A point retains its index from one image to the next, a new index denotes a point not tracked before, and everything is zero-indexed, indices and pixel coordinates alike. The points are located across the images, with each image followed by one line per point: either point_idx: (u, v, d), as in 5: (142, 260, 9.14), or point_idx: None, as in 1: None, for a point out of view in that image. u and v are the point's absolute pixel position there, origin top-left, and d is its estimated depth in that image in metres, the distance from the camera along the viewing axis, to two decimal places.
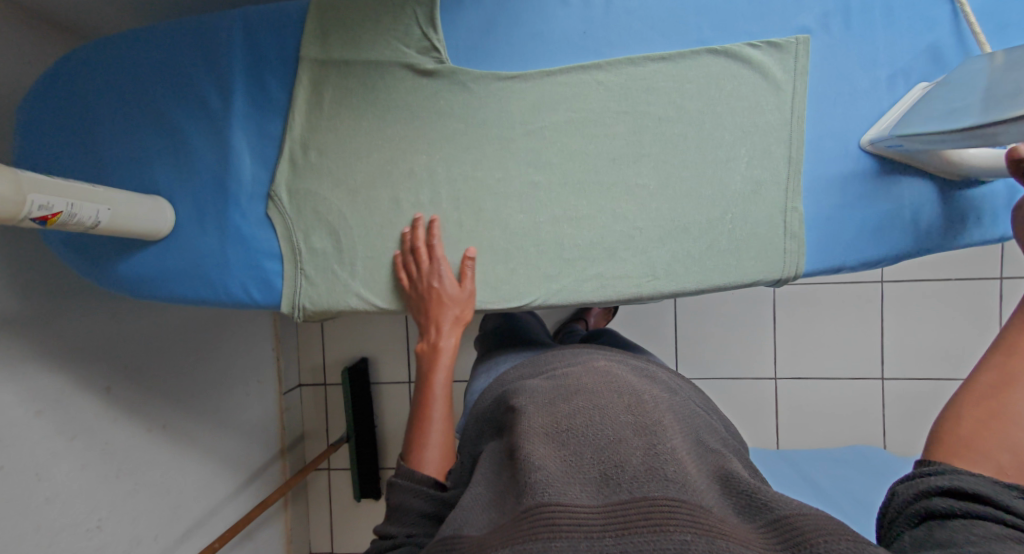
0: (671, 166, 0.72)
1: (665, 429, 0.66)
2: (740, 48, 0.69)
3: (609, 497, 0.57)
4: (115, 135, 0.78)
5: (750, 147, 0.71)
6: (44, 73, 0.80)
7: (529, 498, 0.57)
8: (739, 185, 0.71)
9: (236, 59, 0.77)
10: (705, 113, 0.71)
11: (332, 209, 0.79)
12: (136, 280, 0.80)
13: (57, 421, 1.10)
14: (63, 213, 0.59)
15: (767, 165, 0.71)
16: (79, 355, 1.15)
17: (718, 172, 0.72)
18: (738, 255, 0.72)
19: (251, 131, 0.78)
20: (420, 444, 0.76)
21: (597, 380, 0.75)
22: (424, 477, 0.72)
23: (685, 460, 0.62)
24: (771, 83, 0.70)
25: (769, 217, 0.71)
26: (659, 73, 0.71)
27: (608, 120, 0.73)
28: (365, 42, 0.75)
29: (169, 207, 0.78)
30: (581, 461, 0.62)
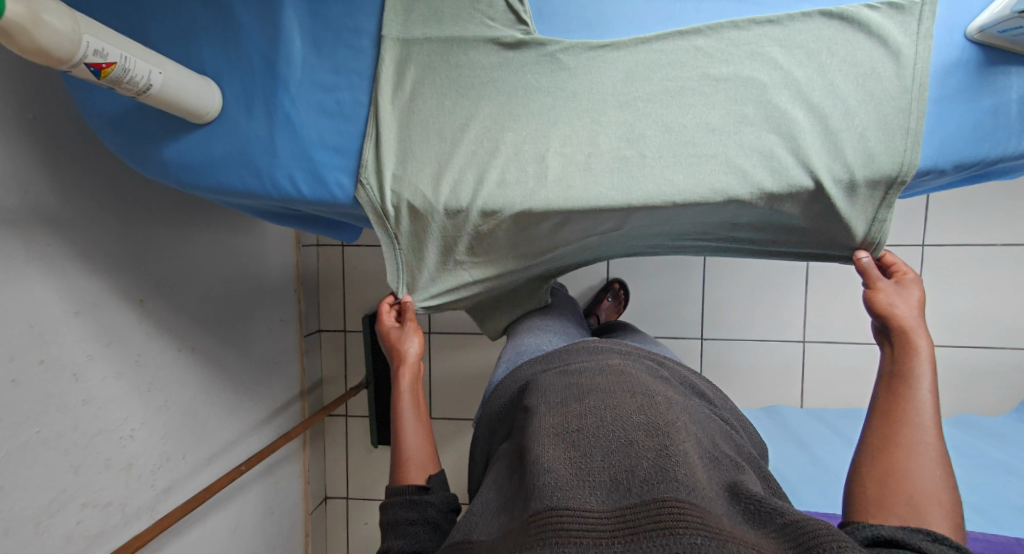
0: (772, 140, 0.68)
1: (680, 428, 0.61)
2: (856, 10, 0.63)
3: (619, 501, 0.55)
4: (163, 10, 0.75)
5: (867, 115, 0.65)
6: None
7: (537, 503, 0.55)
8: (838, 123, 0.66)
9: None
10: (814, 78, 0.66)
11: (417, 194, 0.78)
12: (181, 167, 0.78)
13: (93, 324, 1.09)
14: (116, 66, 0.56)
15: (875, 90, 0.64)
16: (114, 262, 1.14)
17: (823, 126, 0.66)
18: (839, 156, 0.66)
19: (304, 12, 0.74)
20: (400, 458, 0.79)
21: (611, 382, 0.69)
22: (404, 487, 0.76)
23: (700, 464, 0.58)
24: (890, 50, 0.63)
25: (872, 172, 0.66)
26: (764, 39, 0.66)
27: (706, 89, 0.69)
28: (449, 19, 0.73)
29: (217, 89, 0.75)
30: (593, 464, 0.58)
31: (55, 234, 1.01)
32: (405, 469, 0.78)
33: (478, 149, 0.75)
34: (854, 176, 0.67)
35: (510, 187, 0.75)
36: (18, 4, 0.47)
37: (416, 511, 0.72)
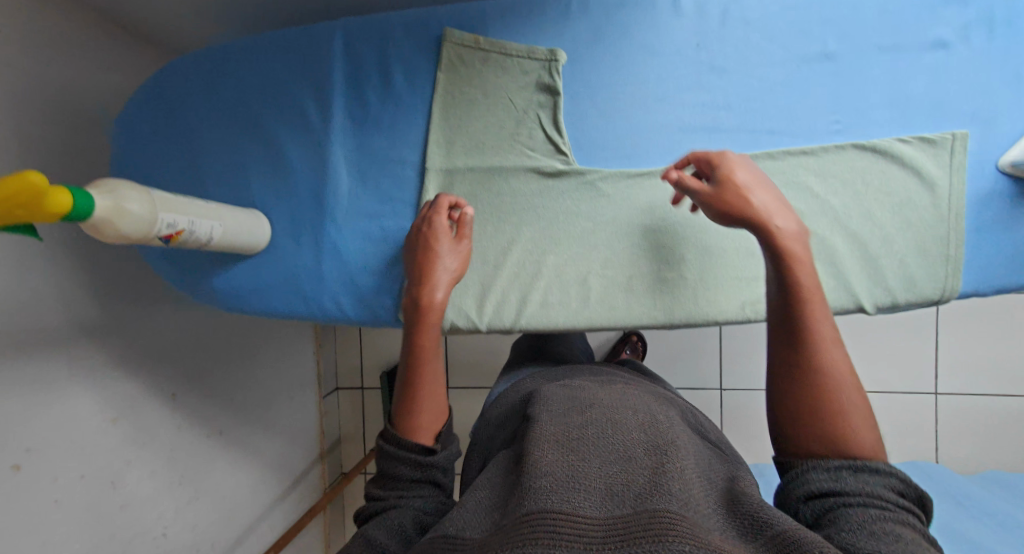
0: (814, 264, 0.69)
1: (682, 449, 0.56)
2: (889, 144, 0.66)
3: (613, 511, 0.49)
4: (214, 150, 0.78)
5: (905, 243, 0.67)
6: (145, 87, 0.80)
7: (531, 503, 0.49)
8: (877, 249, 0.68)
9: (337, 72, 0.76)
10: (851, 206, 0.68)
11: (462, 315, 0.78)
12: (229, 294, 0.79)
13: (129, 428, 1.09)
14: (184, 231, 0.58)
15: (912, 218, 0.66)
16: (147, 362, 1.14)
17: (863, 250, 0.68)
18: (882, 281, 0.68)
19: (350, 147, 0.77)
20: (403, 429, 0.64)
21: (615, 397, 0.65)
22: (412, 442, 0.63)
23: (696, 482, 0.53)
24: (925, 181, 0.66)
25: (919, 292, 0.67)
26: (800, 168, 0.68)
27: None
28: (490, 149, 0.76)
29: (266, 222, 0.77)
30: (589, 470, 0.53)
31: (92, 344, 1.02)
32: (410, 420, 0.65)
33: (521, 271, 0.77)
34: (896, 299, 0.68)
35: (553, 306, 0.76)
36: (104, 200, 0.49)
37: (419, 472, 0.62)
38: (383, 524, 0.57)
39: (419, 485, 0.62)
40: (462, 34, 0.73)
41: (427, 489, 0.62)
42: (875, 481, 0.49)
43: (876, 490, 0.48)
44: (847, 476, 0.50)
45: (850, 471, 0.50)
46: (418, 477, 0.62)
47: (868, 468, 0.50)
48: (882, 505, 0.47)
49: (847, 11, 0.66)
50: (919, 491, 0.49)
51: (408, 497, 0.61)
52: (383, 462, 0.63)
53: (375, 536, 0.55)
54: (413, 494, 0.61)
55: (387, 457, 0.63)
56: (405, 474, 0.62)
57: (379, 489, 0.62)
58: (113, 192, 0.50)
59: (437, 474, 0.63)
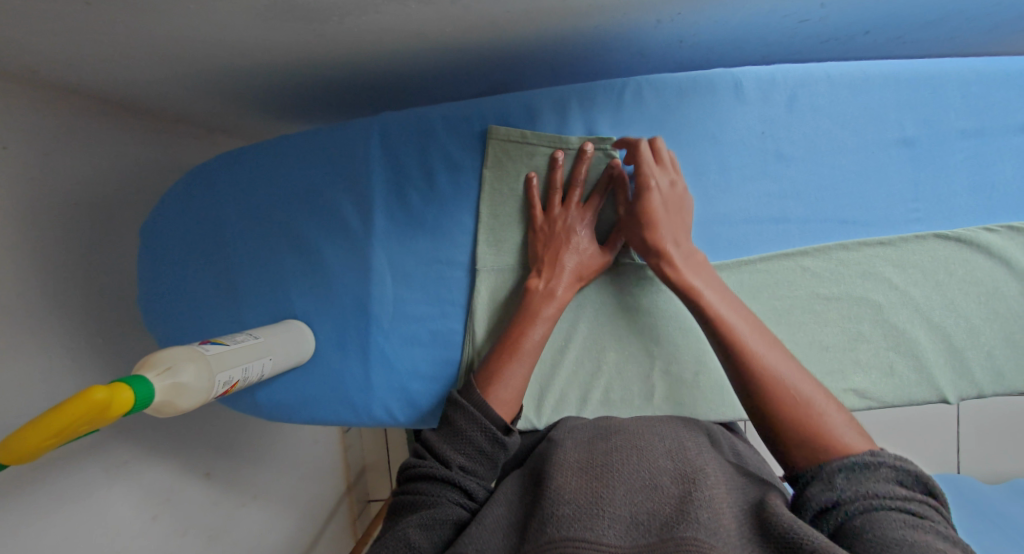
0: (894, 356, 0.66)
1: (713, 475, 0.55)
2: (975, 234, 0.62)
3: (635, 540, 0.49)
4: (251, 262, 0.75)
5: (993, 334, 0.63)
6: (171, 198, 0.76)
7: (553, 531, 0.49)
8: (963, 341, 0.64)
9: (375, 174, 0.72)
10: (934, 297, 0.64)
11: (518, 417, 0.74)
12: (275, 407, 0.76)
13: (168, 521, 1.05)
14: (239, 381, 0.55)
15: (1001, 308, 0.63)
16: (176, 448, 1.10)
17: (948, 342, 0.64)
18: (969, 374, 0.64)
19: (392, 249, 0.73)
20: (495, 379, 0.65)
21: (640, 421, 0.65)
22: (493, 416, 0.63)
23: (730, 511, 0.51)
24: (1014, 271, 0.62)
25: (1009, 380, 0.64)
26: (878, 259, 0.65)
27: (817, 308, 0.67)
28: None
29: (309, 332, 0.74)
30: (613, 496, 0.52)
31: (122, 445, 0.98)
32: (493, 387, 0.65)
33: (580, 368, 0.74)
34: (982, 390, 0.64)
35: (617, 400, 0.73)
36: (162, 380, 0.46)
37: (491, 445, 0.62)
38: (422, 523, 0.56)
39: (476, 462, 0.61)
40: (508, 129, 0.69)
41: (473, 482, 0.60)
42: (877, 480, 0.48)
43: (887, 486, 0.48)
44: (846, 479, 0.49)
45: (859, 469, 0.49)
46: (473, 464, 0.61)
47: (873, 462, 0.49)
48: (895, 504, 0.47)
49: (928, 95, 0.61)
50: (914, 470, 0.49)
51: (463, 478, 0.60)
52: (441, 442, 0.62)
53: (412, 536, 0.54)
54: (458, 484, 0.59)
55: (447, 438, 0.62)
56: (457, 461, 0.61)
57: (427, 460, 0.62)
58: (169, 369, 0.47)
59: (486, 466, 0.62)
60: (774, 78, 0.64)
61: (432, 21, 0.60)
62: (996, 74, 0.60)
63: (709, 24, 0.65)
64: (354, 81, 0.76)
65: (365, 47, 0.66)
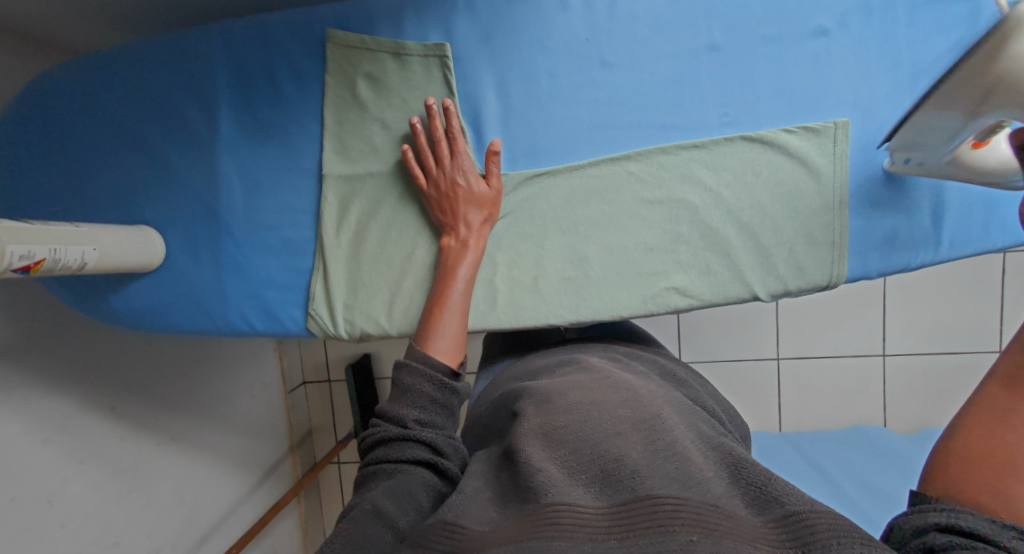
0: (710, 255, 0.70)
1: (669, 414, 0.50)
2: (775, 134, 0.66)
3: (612, 497, 0.42)
4: (102, 170, 0.76)
5: (795, 232, 0.67)
6: (15, 104, 0.76)
7: (532, 503, 0.42)
8: (769, 238, 0.68)
9: (220, 78, 0.73)
10: (742, 197, 0.68)
11: (371, 321, 0.77)
12: (129, 314, 0.77)
13: (64, 447, 0.99)
14: (46, 260, 0.56)
15: (801, 207, 0.67)
16: (80, 376, 1.04)
17: (758, 240, 0.68)
18: (774, 271, 0.68)
19: (241, 157, 0.75)
20: (433, 336, 0.67)
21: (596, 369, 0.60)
22: (436, 363, 0.63)
23: (695, 447, 0.46)
24: (811, 170, 0.66)
25: (812, 273, 0.68)
26: (692, 161, 0.68)
27: (641, 210, 0.71)
28: (387, 152, 0.74)
29: (159, 237, 0.75)
30: (580, 457, 0.45)
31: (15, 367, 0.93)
32: (432, 339, 0.66)
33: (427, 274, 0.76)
34: (787, 287, 0.69)
35: None
36: None
37: (441, 392, 0.62)
38: (389, 490, 0.52)
39: (432, 414, 0.61)
40: (346, 33, 0.70)
41: (434, 435, 0.58)
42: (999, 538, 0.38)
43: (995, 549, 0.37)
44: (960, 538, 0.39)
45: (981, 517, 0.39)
46: (430, 416, 0.60)
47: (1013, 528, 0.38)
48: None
49: (731, 2, 0.65)
50: None
51: (421, 432, 0.58)
52: (395, 405, 0.61)
53: (382, 504, 0.51)
54: (416, 437, 0.58)
55: (398, 398, 0.61)
56: (413, 417, 0.59)
57: (383, 425, 0.60)
58: None
59: (442, 416, 0.61)
60: None
61: None
62: None
63: None
64: None
65: None
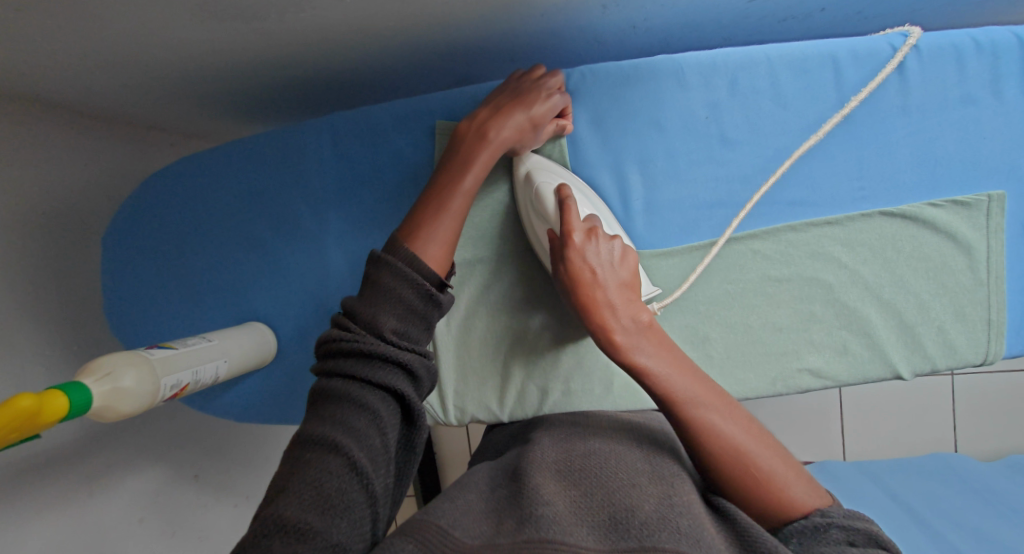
0: (847, 335, 0.66)
1: (688, 483, 0.52)
2: (920, 209, 0.63)
3: (617, 543, 0.44)
4: (214, 264, 0.77)
5: (944, 308, 0.64)
6: (127, 202, 0.78)
7: (531, 531, 0.44)
8: (911, 316, 0.64)
9: (327, 170, 0.74)
10: (882, 274, 0.64)
11: (483, 408, 0.75)
12: (237, 404, 0.77)
13: (157, 523, 1.00)
14: (189, 384, 0.56)
15: (948, 283, 0.63)
16: (167, 450, 1.04)
17: (901, 319, 0.64)
18: (921, 350, 0.64)
19: (345, 246, 0.75)
20: (424, 235, 0.56)
21: (615, 421, 0.63)
22: (427, 271, 0.54)
23: (709, 518, 0.48)
24: (959, 243, 0.63)
25: (964, 350, 0.64)
26: (825, 239, 0.65)
27: (769, 290, 0.67)
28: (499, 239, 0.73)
29: (270, 329, 0.75)
30: (591, 502, 0.48)
31: (114, 449, 0.94)
32: (421, 240, 0.56)
33: (541, 356, 0.74)
34: (936, 366, 0.64)
35: (578, 387, 0.73)
36: (101, 385, 0.47)
37: (426, 305, 0.53)
38: (355, 435, 0.47)
39: (409, 324, 0.52)
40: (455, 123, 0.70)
41: (410, 355, 0.52)
42: (826, 544, 0.47)
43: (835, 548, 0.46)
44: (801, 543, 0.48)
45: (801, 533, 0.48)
46: (405, 329, 0.52)
47: (822, 524, 0.48)
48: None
49: (868, 72, 0.62)
50: (870, 532, 0.46)
51: (399, 353, 0.51)
52: (368, 306, 0.52)
53: (355, 453, 0.46)
54: (393, 359, 0.50)
55: (372, 300, 0.52)
56: (390, 327, 0.51)
57: (351, 332, 0.51)
58: (109, 374, 0.48)
59: (420, 327, 0.53)
60: (714, 62, 0.64)
61: (371, 16, 0.60)
62: (935, 49, 0.61)
63: (655, 8, 0.63)
64: (304, 79, 0.77)
65: (307, 46, 0.67)
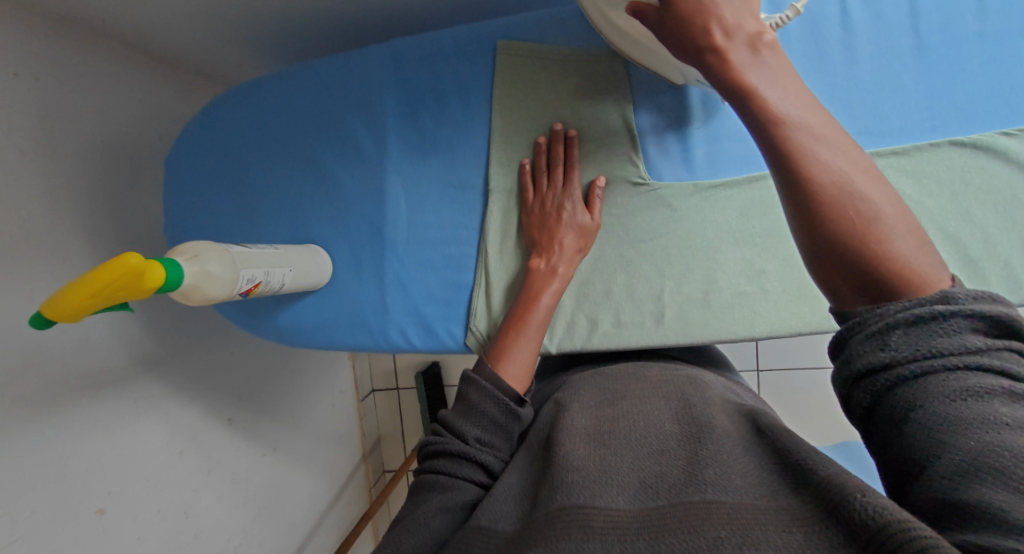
0: None
1: (728, 428, 0.50)
2: (992, 138, 0.62)
3: (648, 502, 0.43)
4: (270, 190, 0.78)
5: (1010, 242, 0.63)
6: (195, 123, 0.80)
7: (558, 500, 0.44)
8: (976, 250, 0.63)
9: (390, 97, 0.74)
10: (947, 207, 0.64)
11: None
12: (294, 330, 0.79)
13: (197, 458, 1.01)
14: (262, 283, 0.57)
15: (1016, 217, 0.63)
16: (207, 387, 1.06)
17: (966, 254, 0.64)
18: (984, 284, 0.63)
19: (405, 175, 0.76)
20: (504, 358, 0.65)
21: (645, 380, 0.61)
22: (506, 385, 0.61)
23: (743, 453, 0.46)
24: None
25: None
26: (890, 169, 0.64)
27: None
28: None
29: (326, 256, 0.76)
30: (621, 463, 0.47)
31: (161, 380, 0.96)
32: (502, 362, 0.64)
33: (591, 288, 0.75)
34: None
35: (626, 317, 0.73)
36: (189, 266, 0.48)
37: (507, 420, 0.59)
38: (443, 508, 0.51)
39: (493, 435, 0.58)
40: (518, 45, 0.72)
41: (491, 458, 0.56)
42: (941, 334, 0.38)
43: (958, 341, 0.38)
44: (904, 334, 0.38)
45: (905, 325, 0.38)
46: (490, 437, 0.58)
47: (943, 313, 0.38)
48: (986, 370, 0.37)
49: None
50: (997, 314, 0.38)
51: (480, 452, 0.56)
52: (458, 417, 0.59)
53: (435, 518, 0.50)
54: (476, 458, 0.56)
55: (462, 413, 0.60)
56: (474, 435, 0.57)
57: (444, 436, 0.59)
58: (196, 256, 0.49)
59: (503, 443, 0.58)
60: None
61: None
62: None
63: None
64: (369, 11, 0.78)
65: None
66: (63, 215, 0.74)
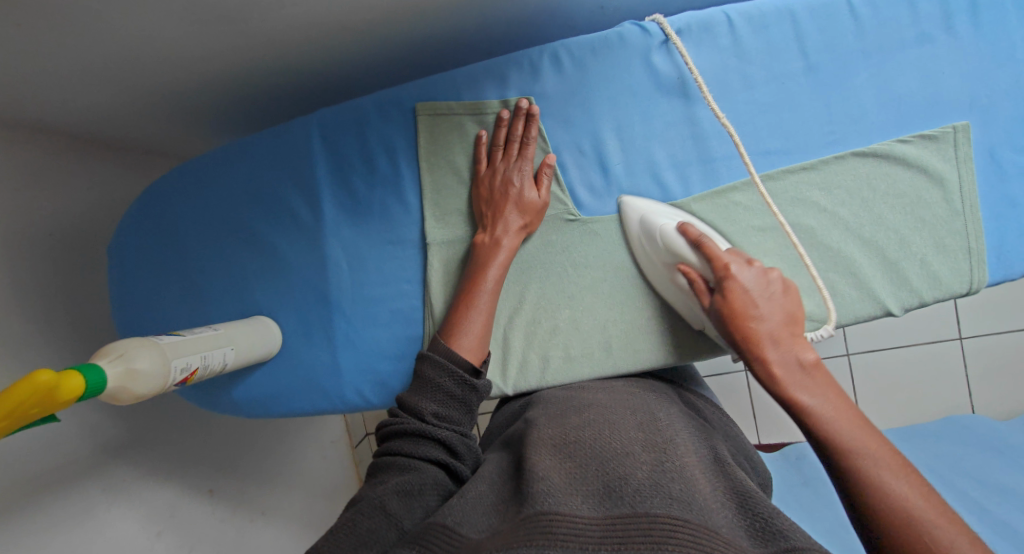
0: (835, 277, 0.67)
1: (685, 448, 0.51)
2: (889, 146, 0.65)
3: (613, 509, 0.43)
4: (214, 267, 0.79)
5: (924, 240, 0.65)
6: (133, 211, 0.81)
7: (527, 507, 0.43)
8: (895, 252, 0.66)
9: (321, 165, 0.76)
10: (861, 214, 0.66)
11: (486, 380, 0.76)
12: (252, 402, 0.79)
13: (176, 539, 0.98)
14: (198, 369, 0.58)
15: (926, 216, 0.66)
16: (183, 463, 1.04)
17: (886, 256, 0.66)
18: (907, 284, 0.65)
19: (343, 237, 0.77)
20: (457, 330, 0.66)
21: (615, 398, 0.63)
22: (461, 360, 0.63)
23: (703, 479, 0.47)
24: (931, 176, 0.65)
25: (949, 281, 0.65)
26: (802, 185, 0.67)
27: (754, 240, 0.68)
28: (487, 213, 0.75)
29: (274, 325, 0.77)
30: (587, 474, 0.47)
31: (129, 465, 0.94)
32: (456, 335, 0.66)
33: (539, 325, 0.75)
34: (923, 298, 0.66)
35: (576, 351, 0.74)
36: (114, 365, 0.49)
37: (462, 389, 0.61)
38: (400, 494, 0.51)
39: (449, 408, 0.60)
40: (434, 103, 0.73)
41: (448, 433, 0.58)
42: None
43: None
44: None
45: None
46: (445, 410, 0.60)
47: None
48: None
49: (826, 21, 0.66)
50: None
51: (436, 428, 0.58)
52: (411, 394, 0.61)
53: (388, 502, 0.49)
54: (433, 435, 0.57)
55: (417, 389, 0.61)
56: (430, 410, 0.59)
57: (401, 416, 0.60)
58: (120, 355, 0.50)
59: (459, 412, 0.61)
60: (678, 26, 0.67)
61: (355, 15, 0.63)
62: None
63: None
64: (295, 86, 0.80)
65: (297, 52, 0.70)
66: (8, 316, 0.75)
